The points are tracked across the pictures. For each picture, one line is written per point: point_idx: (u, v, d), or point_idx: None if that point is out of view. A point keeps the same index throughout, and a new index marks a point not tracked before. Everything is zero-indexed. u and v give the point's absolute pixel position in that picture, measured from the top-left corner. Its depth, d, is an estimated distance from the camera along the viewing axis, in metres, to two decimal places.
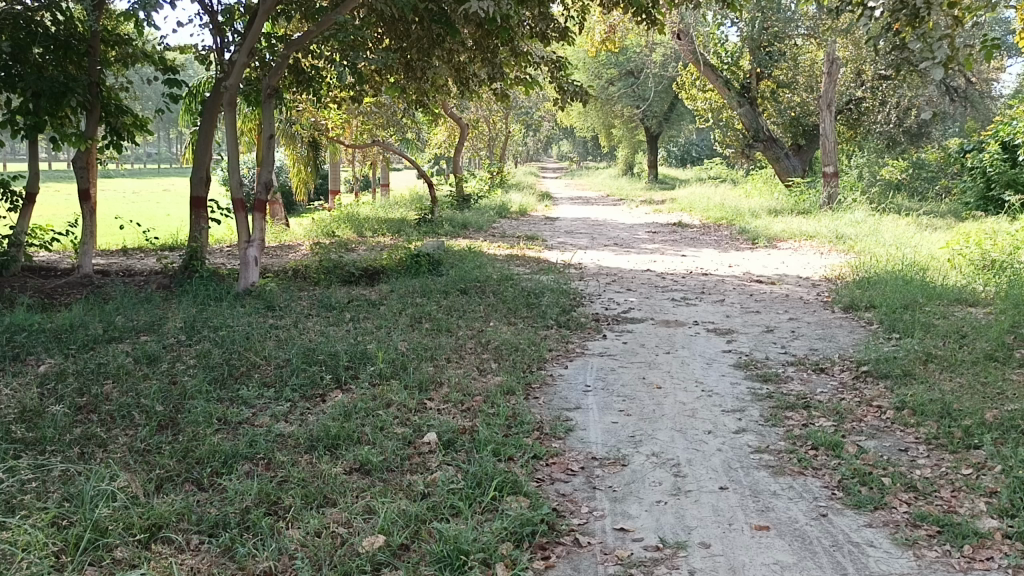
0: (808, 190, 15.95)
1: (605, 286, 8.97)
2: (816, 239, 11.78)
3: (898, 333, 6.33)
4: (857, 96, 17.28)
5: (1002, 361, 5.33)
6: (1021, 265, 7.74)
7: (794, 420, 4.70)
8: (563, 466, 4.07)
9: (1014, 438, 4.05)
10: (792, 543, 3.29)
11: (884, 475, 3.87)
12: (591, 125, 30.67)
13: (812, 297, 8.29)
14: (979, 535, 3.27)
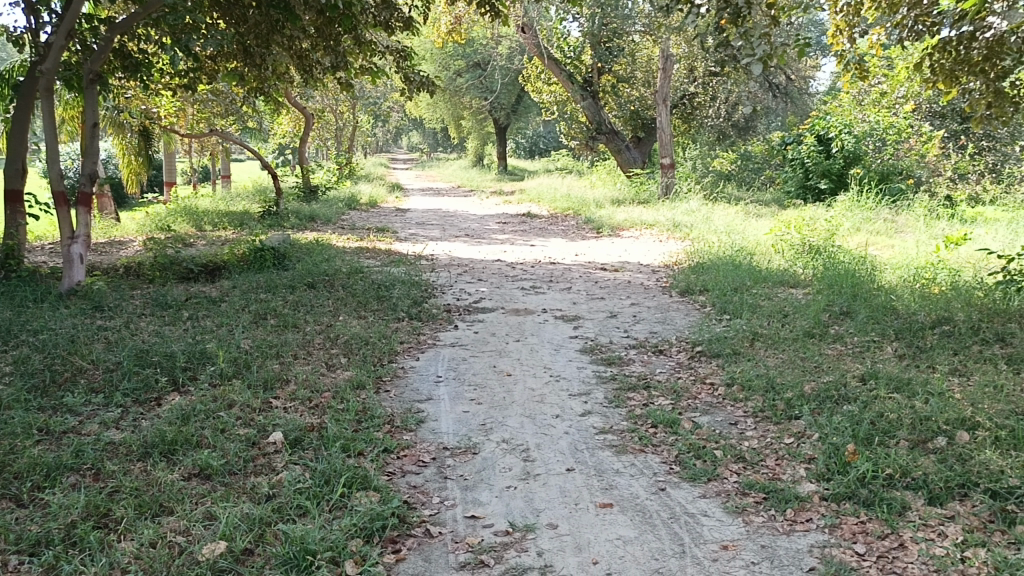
0: (649, 180, 16.66)
1: (455, 277, 8.99)
2: (656, 227, 12.35)
3: (728, 314, 6.74)
4: (690, 92, 18.16)
5: (818, 337, 5.79)
6: (834, 249, 8.44)
7: (635, 400, 4.91)
8: (414, 458, 4.06)
9: (828, 407, 4.42)
10: (633, 518, 3.44)
11: (717, 449, 4.11)
12: (440, 116, 30.66)
13: (652, 283, 8.67)
14: (800, 498, 3.54)
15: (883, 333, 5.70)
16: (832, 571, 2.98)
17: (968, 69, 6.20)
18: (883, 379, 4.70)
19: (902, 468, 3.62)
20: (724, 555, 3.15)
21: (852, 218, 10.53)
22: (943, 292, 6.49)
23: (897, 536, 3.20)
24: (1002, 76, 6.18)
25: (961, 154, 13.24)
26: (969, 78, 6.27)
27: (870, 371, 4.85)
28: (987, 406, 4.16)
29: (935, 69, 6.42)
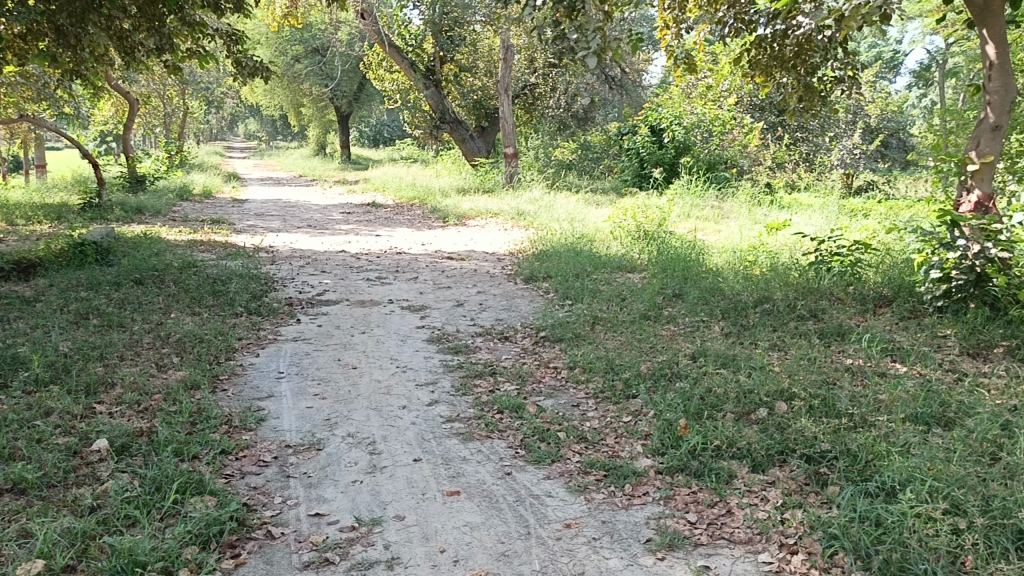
0: (494, 169, 16.83)
1: (297, 269, 8.73)
2: (500, 215, 12.49)
3: (570, 299, 6.93)
4: (531, 82, 18.56)
5: (653, 318, 6.07)
6: (666, 235, 8.87)
7: (482, 386, 4.96)
8: (254, 458, 3.91)
9: (663, 385, 4.65)
10: (480, 503, 3.47)
11: (560, 431, 4.22)
12: (278, 103, 29.60)
13: (497, 270, 8.77)
14: (636, 474, 3.70)
15: (711, 313, 6.05)
16: (667, 540, 3.14)
17: (782, 65, 6.66)
18: (711, 356, 4.99)
19: (729, 439, 3.85)
20: (567, 533, 3.24)
21: (683, 205, 11.09)
22: (764, 273, 6.97)
23: (725, 504, 3.41)
24: (812, 73, 6.68)
25: (779, 145, 14.24)
26: (783, 73, 6.75)
27: (700, 350, 5.13)
28: (802, 377, 4.50)
29: (754, 65, 6.87)
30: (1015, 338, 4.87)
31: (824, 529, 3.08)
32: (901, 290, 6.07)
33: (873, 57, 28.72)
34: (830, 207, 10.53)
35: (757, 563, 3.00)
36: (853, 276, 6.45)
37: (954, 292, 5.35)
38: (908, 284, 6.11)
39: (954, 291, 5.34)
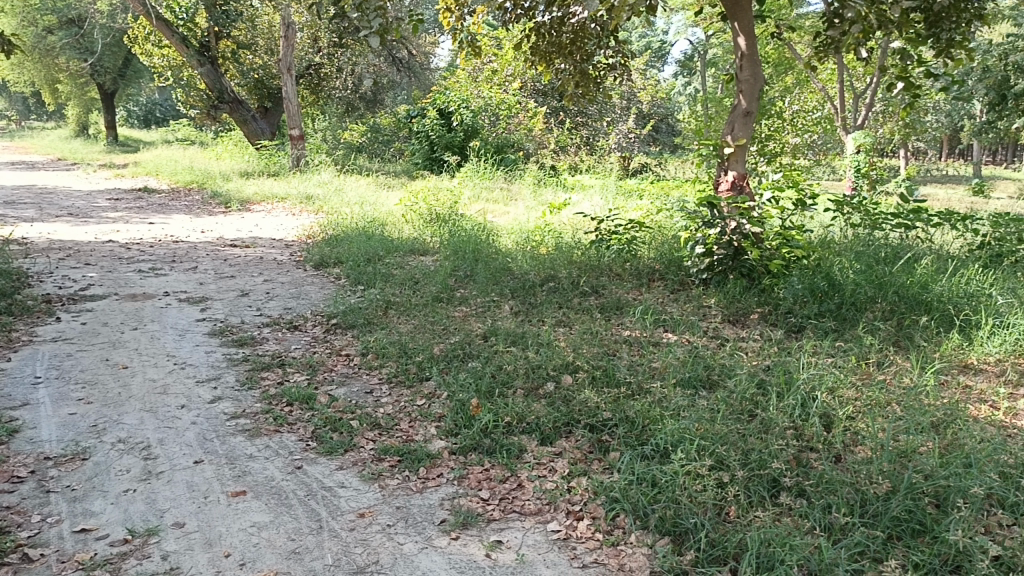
0: (278, 152, 16.14)
1: (57, 263, 7.90)
2: (288, 200, 12.01)
3: (362, 284, 6.81)
4: (315, 62, 17.82)
5: (446, 301, 6.10)
6: (458, 217, 8.94)
7: (269, 379, 4.75)
8: (6, 475, 3.50)
9: (455, 365, 4.69)
10: (268, 501, 3.33)
11: (353, 419, 4.13)
12: (28, 79, 26.61)
13: (284, 258, 8.43)
14: (430, 456, 3.70)
15: (501, 293, 6.17)
16: (461, 519, 3.17)
17: (559, 51, 6.92)
18: (502, 335, 5.10)
19: (519, 414, 3.95)
20: (361, 522, 3.19)
21: (473, 186, 11.23)
22: (550, 252, 7.22)
23: (516, 478, 3.51)
24: (587, 59, 7.01)
25: (561, 128, 14.80)
26: (561, 60, 7.01)
27: (491, 329, 5.22)
28: (586, 351, 4.71)
29: (534, 50, 7.07)
30: (767, 305, 5.38)
31: (606, 493, 3.24)
32: (672, 265, 6.52)
33: (642, 46, 30.61)
34: (609, 189, 11.09)
35: (546, 533, 3.10)
36: (630, 253, 6.84)
37: (716, 265, 5.81)
38: (677, 259, 6.59)
39: (716, 264, 5.80)
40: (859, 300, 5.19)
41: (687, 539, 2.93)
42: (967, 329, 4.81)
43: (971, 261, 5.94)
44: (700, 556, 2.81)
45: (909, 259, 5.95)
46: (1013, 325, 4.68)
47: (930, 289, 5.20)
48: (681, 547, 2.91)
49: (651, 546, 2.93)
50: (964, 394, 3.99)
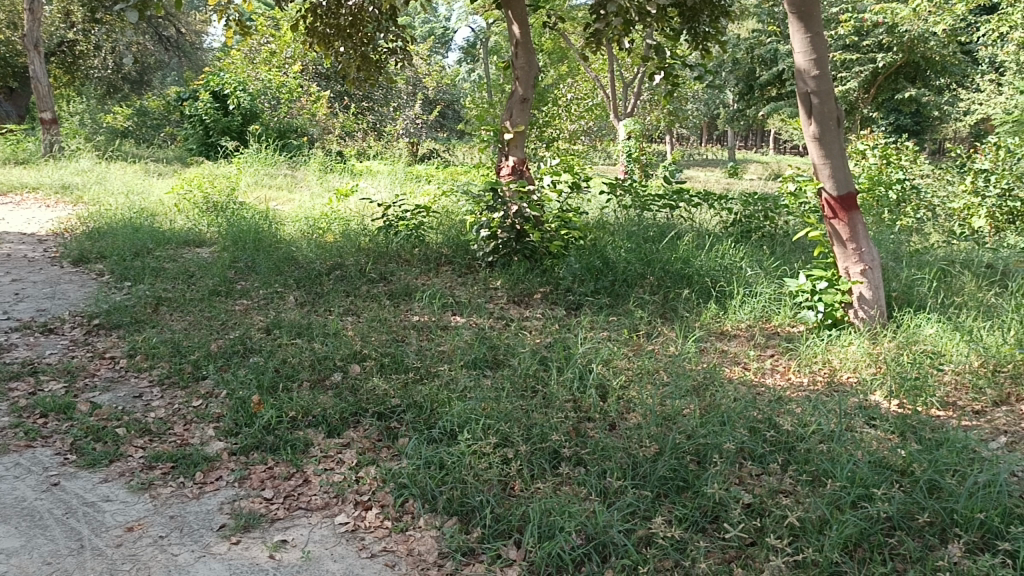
0: (27, 137, 14.51)
1: None
2: (40, 190, 10.84)
3: (130, 280, 6.29)
4: (68, 39, 16.21)
5: (224, 294, 5.77)
6: (237, 206, 8.50)
7: (18, 389, 4.26)
8: None
9: (235, 362, 4.46)
10: (19, 525, 2.99)
11: (118, 426, 3.80)
12: None
13: (37, 254, 7.59)
14: (208, 459, 3.49)
15: (285, 284, 5.94)
16: (242, 522, 3.03)
17: (338, 33, 6.75)
18: (285, 327, 4.91)
19: (304, 408, 3.83)
20: (129, 537, 2.95)
21: (253, 173, 10.72)
22: (336, 240, 7.05)
23: (301, 474, 3.40)
24: (366, 43, 6.87)
25: (345, 114, 14.50)
26: (339, 43, 6.83)
27: (274, 322, 5.01)
28: (373, 338, 4.65)
29: (311, 32, 6.84)
30: (549, 285, 5.58)
31: (394, 480, 3.22)
32: (459, 249, 6.61)
33: (426, 32, 30.78)
34: (396, 174, 11.04)
35: (334, 527, 3.03)
36: (418, 239, 6.82)
37: (501, 248, 5.94)
38: (463, 243, 6.68)
39: (501, 247, 5.94)
40: (631, 276, 5.52)
41: (473, 517, 2.98)
42: (722, 299, 5.27)
43: (726, 237, 6.51)
44: (487, 533, 2.87)
45: (674, 237, 6.41)
46: (761, 294, 5.19)
47: (692, 264, 5.63)
48: (468, 526, 2.95)
49: (438, 528, 2.95)
50: (721, 358, 4.37)
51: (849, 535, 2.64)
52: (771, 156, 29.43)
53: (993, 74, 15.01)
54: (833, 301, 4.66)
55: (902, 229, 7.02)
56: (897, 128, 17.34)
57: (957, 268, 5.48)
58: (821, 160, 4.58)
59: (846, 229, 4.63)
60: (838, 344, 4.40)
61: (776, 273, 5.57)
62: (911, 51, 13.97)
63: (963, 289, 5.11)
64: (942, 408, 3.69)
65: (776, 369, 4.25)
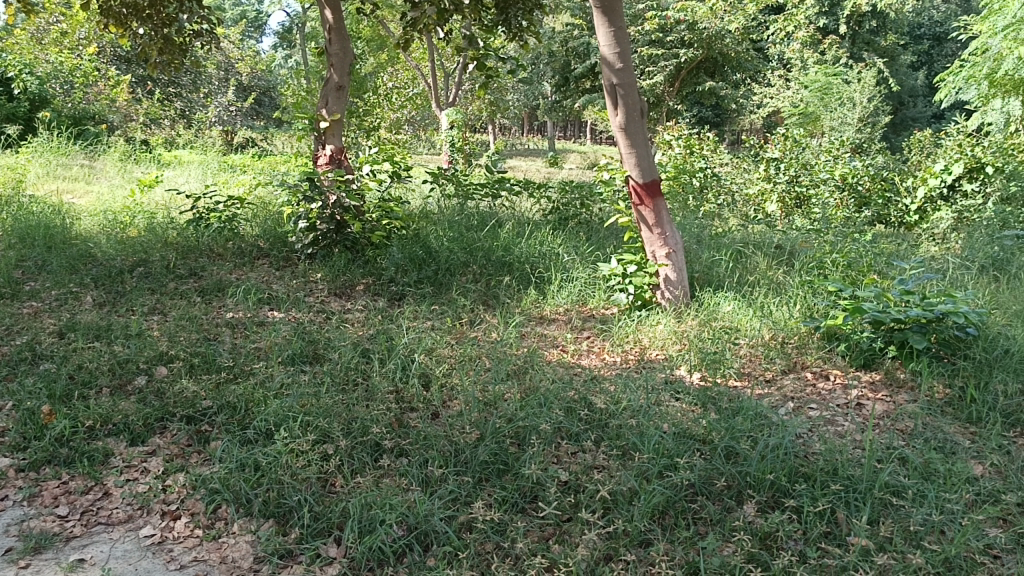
0: None
1: None
2: None
3: None
4: None
5: (9, 296, 5.23)
6: (24, 199, 7.74)
7: None
8: None
9: (22, 370, 4.06)
10: None
11: None
12: None
13: None
14: None
15: (81, 283, 5.47)
16: (32, 545, 2.76)
17: (136, 14, 6.26)
18: (81, 330, 4.52)
19: (102, 415, 3.54)
20: None
21: (44, 163, 9.82)
22: (140, 235, 6.59)
23: (101, 487, 3.15)
24: (168, 25, 6.43)
25: (149, 101, 13.61)
26: (138, 24, 6.34)
27: (68, 325, 4.60)
28: (181, 338, 4.38)
29: (104, 11, 6.31)
30: (371, 276, 5.50)
31: (205, 486, 3.05)
32: (276, 242, 6.36)
33: (237, 15, 29.46)
34: (208, 164, 10.50)
35: (138, 540, 2.84)
36: (231, 232, 6.50)
37: (320, 240, 5.78)
38: (281, 236, 6.43)
39: (320, 238, 5.78)
40: (453, 265, 5.54)
41: (291, 518, 2.88)
42: (541, 285, 5.41)
43: (544, 224, 6.68)
44: (305, 533, 2.78)
45: (495, 225, 6.50)
46: (577, 279, 5.38)
47: (512, 251, 5.74)
48: (285, 527, 2.85)
49: (253, 532, 2.82)
50: (540, 342, 4.49)
51: (656, 504, 2.78)
52: (589, 145, 30.59)
53: (780, 71, 16.40)
54: (642, 283, 4.91)
55: (705, 214, 7.51)
56: (700, 120, 18.54)
57: (750, 250, 5.93)
58: (627, 149, 4.80)
59: (651, 214, 4.89)
60: (648, 324, 4.65)
61: (591, 258, 5.79)
62: (709, 48, 15.08)
63: (755, 269, 5.53)
64: (738, 378, 3.99)
65: (592, 350, 4.42)
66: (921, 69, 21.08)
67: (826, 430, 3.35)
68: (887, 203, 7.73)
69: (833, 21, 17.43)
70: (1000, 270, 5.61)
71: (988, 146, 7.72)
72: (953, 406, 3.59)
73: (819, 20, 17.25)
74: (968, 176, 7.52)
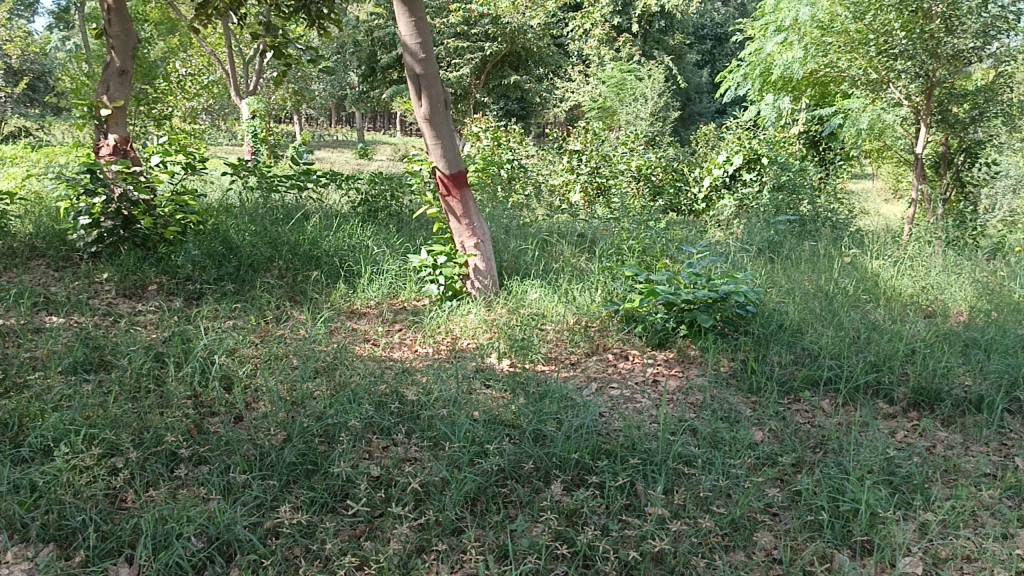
0: None
1: None
2: None
3: None
4: None
5: None
6: None
7: None
8: None
9: None
10: None
11: None
12: None
13: None
14: None
15: None
16: None
17: None
18: None
19: None
20: None
21: None
22: None
23: None
24: None
25: None
26: None
27: None
28: None
29: None
30: (166, 274, 5.13)
31: None
32: (54, 240, 5.77)
33: None
34: None
35: None
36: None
37: (106, 237, 5.31)
38: (60, 233, 5.84)
39: (105, 236, 5.31)
40: (257, 261, 5.29)
41: (75, 540, 2.62)
42: (351, 278, 5.31)
43: (353, 217, 6.53)
44: (91, 555, 2.54)
45: (301, 218, 6.28)
46: (387, 271, 5.32)
47: (319, 244, 5.57)
48: (67, 550, 2.59)
49: (30, 559, 2.53)
50: (350, 337, 4.39)
51: (467, 492, 2.81)
52: (398, 136, 30.35)
53: (581, 67, 17.06)
54: (452, 274, 4.96)
55: (513, 205, 7.65)
56: (507, 112, 18.87)
57: (556, 238, 6.13)
58: (433, 140, 4.79)
59: (459, 205, 4.93)
60: (458, 314, 4.69)
61: (401, 250, 5.74)
62: (513, 43, 15.42)
63: (560, 257, 5.74)
64: (546, 363, 4.11)
65: (403, 343, 4.38)
66: (706, 68, 22.67)
67: (626, 408, 3.53)
68: (677, 192, 8.41)
69: (627, 19, 18.26)
70: (774, 252, 6.18)
71: (763, 140, 8.39)
72: (736, 377, 3.90)
73: (614, 19, 18.06)
74: (747, 166, 8.18)
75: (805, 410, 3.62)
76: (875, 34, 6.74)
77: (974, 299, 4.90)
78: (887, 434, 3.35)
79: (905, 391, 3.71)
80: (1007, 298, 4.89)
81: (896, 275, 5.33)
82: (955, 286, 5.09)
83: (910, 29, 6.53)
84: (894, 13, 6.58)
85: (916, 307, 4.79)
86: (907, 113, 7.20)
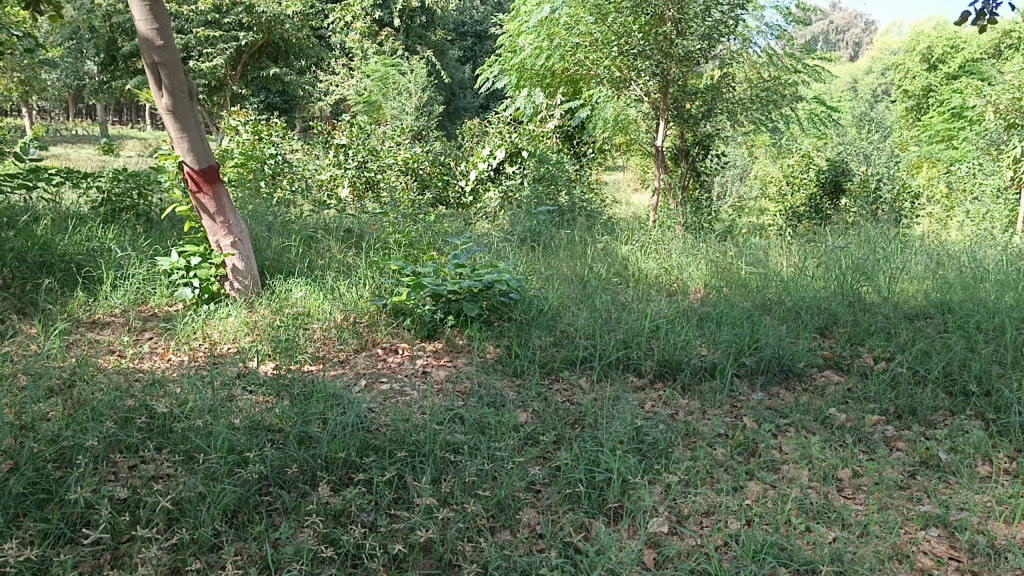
0: None
1: None
2: None
3: None
4: None
5: None
6: None
7: None
8: None
9: None
10: None
11: None
12: None
13: None
14: None
15: None
16: None
17: None
18: None
19: None
20: None
21: None
22: None
23: None
24: None
25: None
26: None
27: None
28: None
29: None
30: None
31: None
32: None
33: None
34: None
35: None
36: None
37: None
38: None
39: None
40: None
41: None
42: (91, 286, 4.84)
43: (92, 218, 5.94)
44: None
45: (29, 220, 5.58)
46: (134, 277, 4.90)
47: (53, 247, 4.98)
48: None
49: None
50: (92, 349, 3.99)
51: (226, 505, 2.67)
52: (148, 130, 28.12)
53: (343, 60, 16.79)
54: (209, 275, 4.69)
55: (279, 200, 7.35)
56: (268, 105, 18.31)
57: (321, 234, 5.99)
58: (177, 133, 4.46)
59: (212, 202, 4.65)
60: (216, 318, 4.43)
61: (148, 253, 5.30)
62: (270, 32, 14.76)
63: (326, 253, 5.63)
64: (313, 363, 3.98)
65: (155, 351, 4.07)
66: (467, 63, 23.18)
67: (395, 402, 3.50)
68: (445, 185, 8.49)
69: (388, 14, 18.18)
70: (536, 241, 6.47)
71: (524, 133, 8.70)
72: (501, 363, 4.03)
73: (374, 13, 17.88)
74: (509, 159, 8.50)
75: (565, 389, 3.81)
76: (616, 36, 7.22)
77: (708, 276, 5.40)
78: (636, 405, 3.60)
79: (652, 364, 4.02)
80: (735, 274, 5.43)
81: (642, 259, 5.74)
82: (692, 266, 5.59)
83: (645, 30, 7.06)
84: (631, 15, 7.06)
85: (660, 287, 5.22)
86: (648, 108, 7.81)
